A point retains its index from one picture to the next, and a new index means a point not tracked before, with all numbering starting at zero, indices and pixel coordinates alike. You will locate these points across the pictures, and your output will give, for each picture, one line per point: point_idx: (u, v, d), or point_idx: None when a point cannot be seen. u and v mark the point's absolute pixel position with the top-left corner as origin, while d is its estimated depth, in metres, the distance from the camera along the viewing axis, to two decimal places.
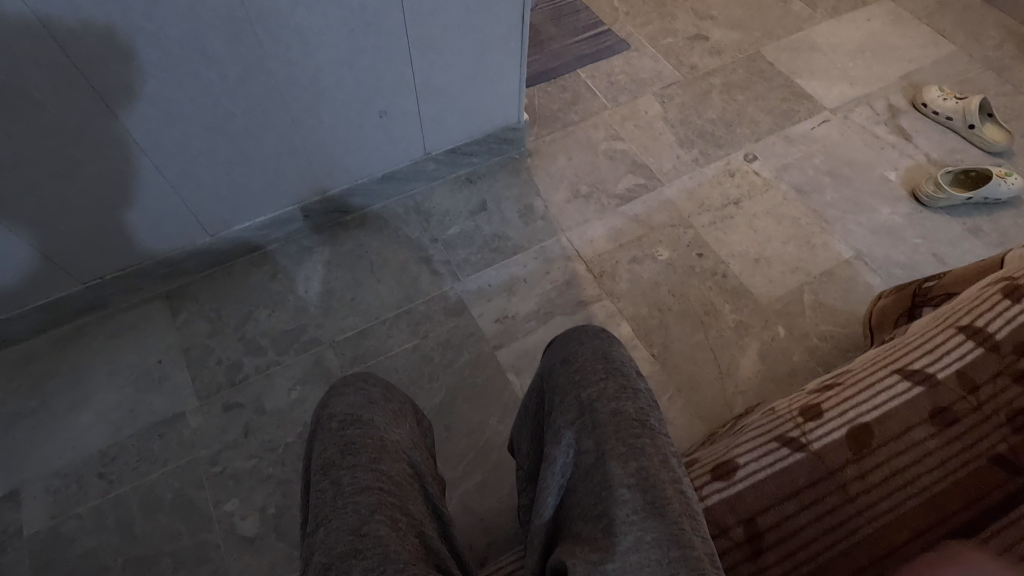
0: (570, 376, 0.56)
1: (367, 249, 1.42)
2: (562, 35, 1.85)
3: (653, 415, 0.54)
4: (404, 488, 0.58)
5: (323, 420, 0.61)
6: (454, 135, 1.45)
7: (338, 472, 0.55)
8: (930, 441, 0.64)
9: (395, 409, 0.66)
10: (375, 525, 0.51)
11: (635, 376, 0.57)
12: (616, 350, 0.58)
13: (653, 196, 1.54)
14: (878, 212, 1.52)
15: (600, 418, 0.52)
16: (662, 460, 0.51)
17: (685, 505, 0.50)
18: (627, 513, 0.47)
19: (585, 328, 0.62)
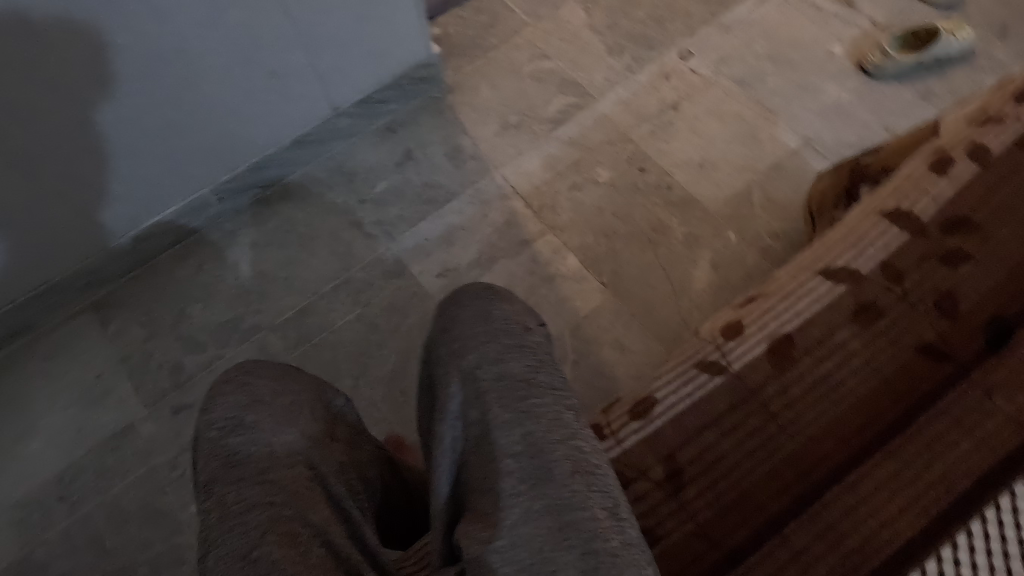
0: (449, 342, 0.52)
1: (294, 222, 1.34)
2: None
3: (544, 371, 0.52)
4: (304, 496, 0.55)
5: (203, 430, 0.58)
6: (361, 83, 1.33)
7: (223, 490, 0.54)
8: (854, 341, 0.62)
9: (288, 400, 0.61)
10: (267, 547, 0.50)
11: (522, 330, 0.53)
12: (503, 306, 0.54)
13: (587, 114, 1.44)
14: (825, 91, 1.43)
15: (483, 386, 0.49)
16: (553, 421, 0.49)
17: (580, 463, 0.48)
18: (513, 484, 0.46)
19: (471, 285, 0.57)
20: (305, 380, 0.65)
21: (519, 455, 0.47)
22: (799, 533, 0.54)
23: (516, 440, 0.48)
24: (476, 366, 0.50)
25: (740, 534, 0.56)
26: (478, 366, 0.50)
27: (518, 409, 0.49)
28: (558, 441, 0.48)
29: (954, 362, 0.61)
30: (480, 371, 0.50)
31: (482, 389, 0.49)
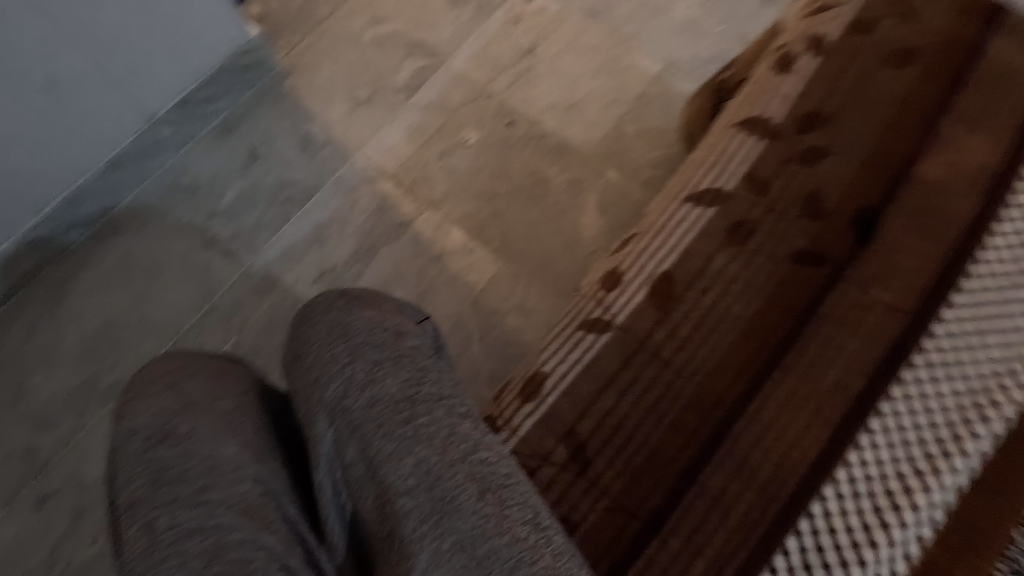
0: (306, 373, 0.56)
1: (136, 255, 1.16)
2: None
3: (426, 384, 0.56)
4: (254, 513, 0.53)
5: (130, 443, 0.56)
6: (173, 83, 1.14)
7: (150, 512, 0.52)
8: (731, 266, 0.61)
9: (226, 411, 0.59)
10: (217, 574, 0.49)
11: (393, 340, 0.57)
12: (362, 316, 0.58)
13: (440, 75, 1.32)
14: (675, 10, 1.39)
15: (354, 420, 0.53)
16: (443, 438, 0.53)
17: (479, 480, 0.52)
18: (415, 526, 0.50)
19: (320, 298, 0.61)
20: (245, 380, 0.63)
21: (412, 489, 0.51)
22: (713, 477, 0.54)
23: (407, 474, 0.51)
24: (342, 397, 0.54)
25: (656, 496, 0.55)
26: (345, 397, 0.54)
27: (400, 438, 0.53)
28: (457, 456, 0.53)
29: (831, 264, 0.60)
30: (348, 401, 0.54)
31: (356, 423, 0.53)
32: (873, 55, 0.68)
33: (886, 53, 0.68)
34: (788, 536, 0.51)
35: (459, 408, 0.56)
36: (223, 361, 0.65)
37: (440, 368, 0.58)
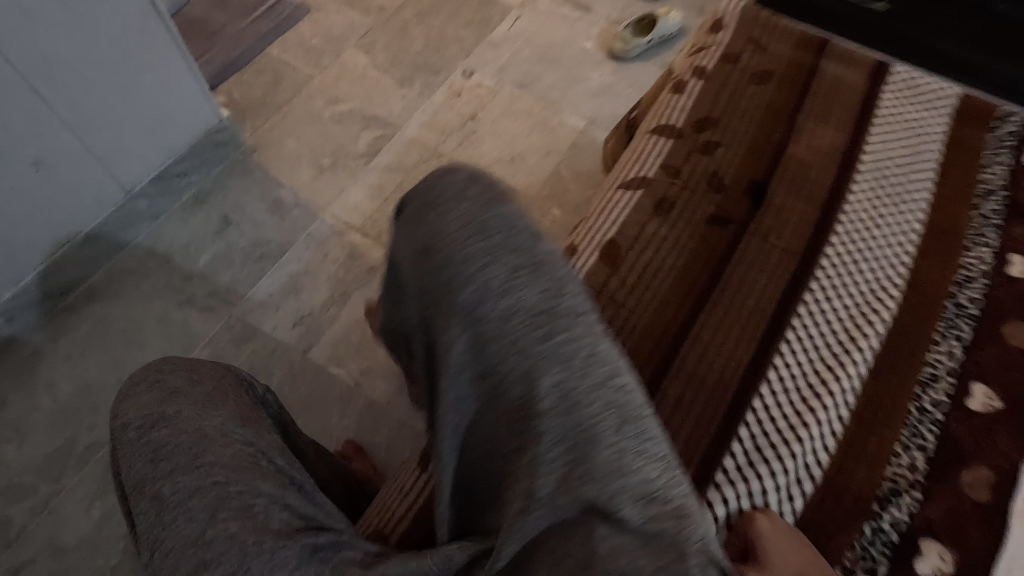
0: (441, 273, 0.55)
1: (112, 320, 1.20)
2: (232, 19, 1.67)
3: (564, 297, 0.56)
4: (248, 469, 0.53)
5: (120, 439, 0.56)
6: (149, 158, 1.23)
7: (155, 486, 0.52)
8: (660, 229, 0.76)
9: (207, 391, 0.59)
10: (224, 526, 0.49)
11: (527, 247, 0.57)
12: (499, 212, 0.57)
13: (395, 141, 1.49)
14: (591, 78, 1.65)
15: (487, 329, 0.54)
16: (583, 355, 0.54)
17: (618, 400, 0.53)
18: (550, 435, 0.52)
19: (446, 179, 0.60)
20: (220, 368, 0.64)
21: (549, 398, 0.52)
22: (672, 388, 0.66)
23: (546, 384, 0.53)
24: (479, 302, 0.54)
25: None
26: (481, 302, 0.54)
27: (539, 350, 0.53)
28: (597, 379, 0.53)
29: (736, 223, 0.76)
30: (484, 306, 0.54)
31: (491, 329, 0.54)
32: (742, 76, 0.89)
33: (754, 73, 0.89)
34: (739, 428, 0.63)
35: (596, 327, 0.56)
36: (199, 358, 0.65)
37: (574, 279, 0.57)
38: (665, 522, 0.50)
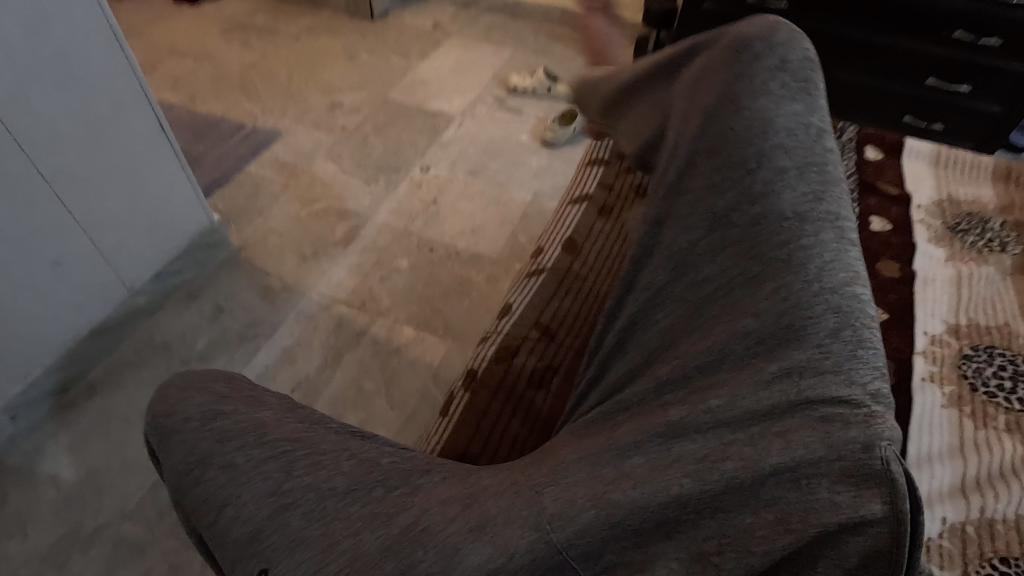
0: (716, 169, 0.65)
1: (114, 408, 1.25)
2: (212, 146, 1.90)
3: (822, 205, 0.58)
4: (308, 436, 0.57)
5: (174, 432, 0.58)
6: (150, 259, 1.36)
7: (226, 458, 0.54)
8: (604, 224, 0.90)
9: (254, 391, 0.63)
10: (296, 479, 0.53)
11: (792, 158, 0.61)
12: (791, 109, 0.65)
13: (368, 227, 1.69)
14: (530, 162, 1.94)
15: (732, 227, 0.60)
16: (820, 265, 0.52)
17: (846, 322, 0.49)
18: (753, 345, 0.51)
19: (761, 77, 0.68)
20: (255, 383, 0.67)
21: (766, 305, 0.52)
22: None
23: (767, 296, 0.52)
24: (739, 200, 0.61)
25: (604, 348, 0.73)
26: (741, 201, 0.60)
27: (765, 260, 0.55)
28: (840, 271, 0.52)
29: None
30: (743, 204, 0.60)
31: (728, 229, 0.61)
32: None
33: None
34: None
35: (851, 232, 0.57)
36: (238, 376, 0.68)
37: (842, 191, 0.60)
38: (848, 421, 0.43)
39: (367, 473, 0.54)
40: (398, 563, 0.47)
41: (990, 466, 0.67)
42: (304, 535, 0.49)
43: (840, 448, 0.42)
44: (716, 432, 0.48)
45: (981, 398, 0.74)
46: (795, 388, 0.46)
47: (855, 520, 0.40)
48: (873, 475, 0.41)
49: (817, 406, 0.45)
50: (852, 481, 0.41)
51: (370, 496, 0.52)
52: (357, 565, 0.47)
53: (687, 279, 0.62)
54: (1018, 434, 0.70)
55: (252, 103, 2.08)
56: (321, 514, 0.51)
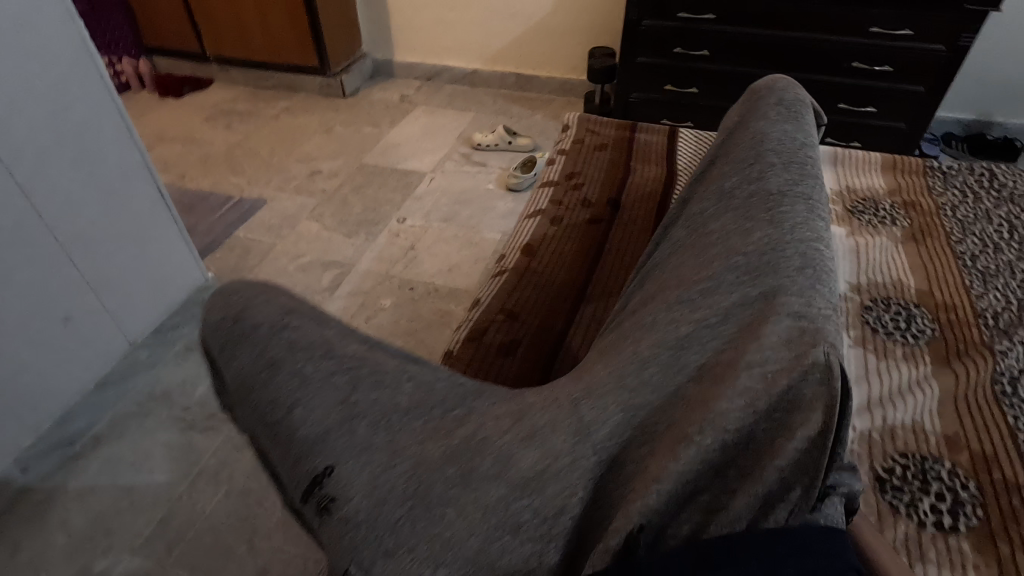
0: (722, 165, 0.84)
1: (120, 455, 1.31)
2: (202, 216, 2.04)
3: (799, 187, 0.74)
4: (370, 358, 0.64)
5: (241, 334, 0.65)
6: (150, 314, 1.46)
7: (296, 366, 0.61)
8: (556, 232, 1.06)
9: (312, 308, 0.70)
10: (360, 394, 0.60)
11: (781, 159, 0.79)
12: (783, 125, 0.88)
13: (353, 275, 1.82)
14: (498, 206, 2.12)
15: (726, 198, 0.76)
16: (793, 223, 0.68)
17: (809, 266, 0.63)
18: (739, 276, 0.64)
19: (767, 113, 0.91)
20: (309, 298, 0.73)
21: (751, 249, 0.66)
22: (587, 314, 0.90)
23: (750, 243, 0.67)
24: (737, 179, 0.78)
25: (556, 330, 0.87)
26: (739, 179, 0.78)
27: (752, 217, 0.70)
28: (811, 232, 0.68)
29: (604, 221, 1.09)
30: (741, 180, 0.78)
31: (728, 195, 0.76)
32: (587, 147, 1.29)
33: (596, 144, 1.29)
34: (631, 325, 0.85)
35: (821, 210, 0.73)
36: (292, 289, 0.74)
37: (818, 181, 0.78)
38: (807, 333, 0.56)
39: (427, 397, 0.62)
40: (460, 467, 0.57)
41: (892, 385, 0.81)
42: (369, 442, 0.58)
43: (806, 358, 0.54)
44: (712, 345, 0.61)
45: (881, 337, 0.88)
46: (767, 310, 0.60)
47: (803, 389, 0.53)
48: (817, 365, 0.53)
49: (794, 314, 0.58)
50: (802, 370, 0.53)
51: (432, 416, 0.61)
52: (422, 467, 0.57)
53: (695, 231, 0.76)
54: (912, 361, 0.84)
55: (237, 177, 2.25)
56: (385, 425, 0.59)
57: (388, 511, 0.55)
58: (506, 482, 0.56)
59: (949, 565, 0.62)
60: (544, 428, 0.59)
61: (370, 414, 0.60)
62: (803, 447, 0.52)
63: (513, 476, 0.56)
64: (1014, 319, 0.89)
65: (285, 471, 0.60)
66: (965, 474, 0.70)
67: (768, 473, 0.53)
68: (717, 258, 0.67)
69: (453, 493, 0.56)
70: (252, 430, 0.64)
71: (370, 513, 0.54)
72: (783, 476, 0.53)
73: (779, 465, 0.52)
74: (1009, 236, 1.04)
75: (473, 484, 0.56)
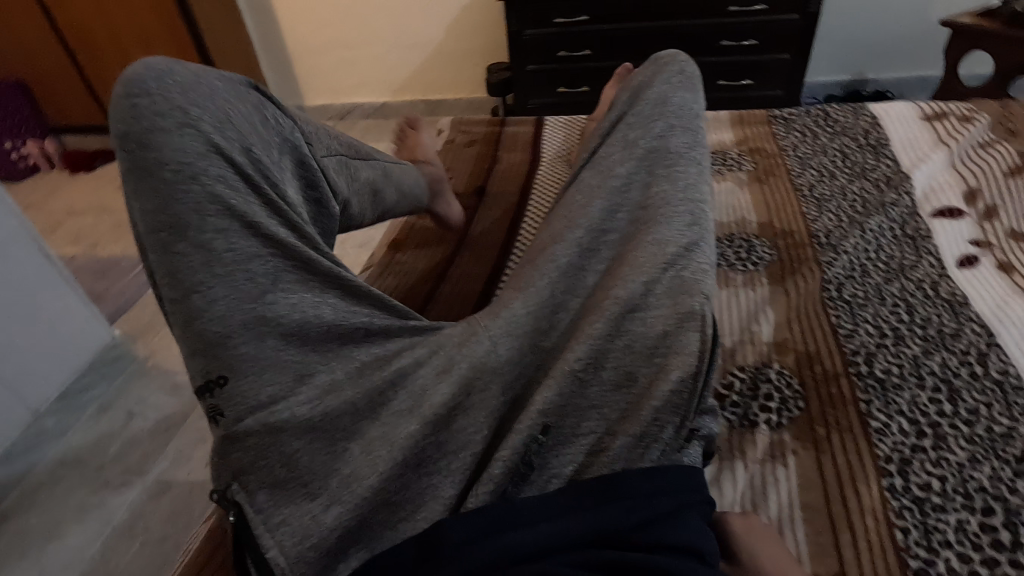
0: (642, 115, 0.94)
1: (30, 525, 1.26)
2: (115, 279, 2.01)
3: (693, 149, 0.89)
4: (293, 255, 0.67)
5: (148, 160, 0.62)
6: (53, 378, 1.44)
7: (209, 238, 0.63)
8: (424, 225, 1.11)
9: (248, 146, 0.67)
10: (276, 294, 0.65)
11: (675, 125, 0.92)
12: (682, 95, 0.99)
13: None
14: None
15: (623, 151, 0.89)
16: (679, 178, 0.83)
17: (694, 212, 0.79)
18: (616, 221, 0.81)
19: (670, 77, 1.01)
20: (239, 112, 0.69)
21: (636, 202, 0.83)
22: (446, 291, 0.94)
23: (630, 195, 0.83)
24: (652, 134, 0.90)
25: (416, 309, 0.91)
26: (653, 134, 0.90)
27: (654, 172, 0.85)
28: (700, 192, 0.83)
29: (472, 206, 1.14)
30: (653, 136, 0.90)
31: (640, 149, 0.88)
32: (459, 144, 1.34)
33: (466, 140, 1.35)
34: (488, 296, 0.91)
35: (704, 168, 0.87)
36: (240, 99, 0.71)
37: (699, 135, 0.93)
38: (687, 281, 0.70)
39: (349, 318, 0.69)
40: (371, 402, 0.65)
41: (742, 307, 0.85)
42: (273, 358, 0.64)
43: (688, 306, 0.67)
44: (598, 275, 0.77)
45: (723, 268, 0.93)
46: (661, 259, 0.73)
47: (673, 335, 0.67)
48: (693, 316, 0.66)
49: (676, 259, 0.72)
50: (683, 322, 0.67)
51: (350, 335, 0.69)
52: (336, 405, 0.63)
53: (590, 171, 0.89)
54: (750, 285, 0.89)
55: None
56: (296, 340, 0.66)
57: (287, 439, 0.62)
58: (417, 420, 0.63)
59: (769, 454, 0.67)
60: (462, 361, 0.66)
61: (285, 323, 0.65)
62: (675, 387, 0.63)
63: (426, 414, 0.63)
64: (841, 234, 0.95)
65: (182, 343, 0.64)
66: (791, 373, 0.74)
67: (646, 409, 0.64)
68: (620, 201, 0.83)
69: (360, 425, 0.64)
70: (152, 271, 0.66)
71: (264, 440, 0.61)
72: (657, 414, 0.63)
73: (652, 405, 0.63)
74: (841, 164, 1.11)
75: (381, 417, 0.65)
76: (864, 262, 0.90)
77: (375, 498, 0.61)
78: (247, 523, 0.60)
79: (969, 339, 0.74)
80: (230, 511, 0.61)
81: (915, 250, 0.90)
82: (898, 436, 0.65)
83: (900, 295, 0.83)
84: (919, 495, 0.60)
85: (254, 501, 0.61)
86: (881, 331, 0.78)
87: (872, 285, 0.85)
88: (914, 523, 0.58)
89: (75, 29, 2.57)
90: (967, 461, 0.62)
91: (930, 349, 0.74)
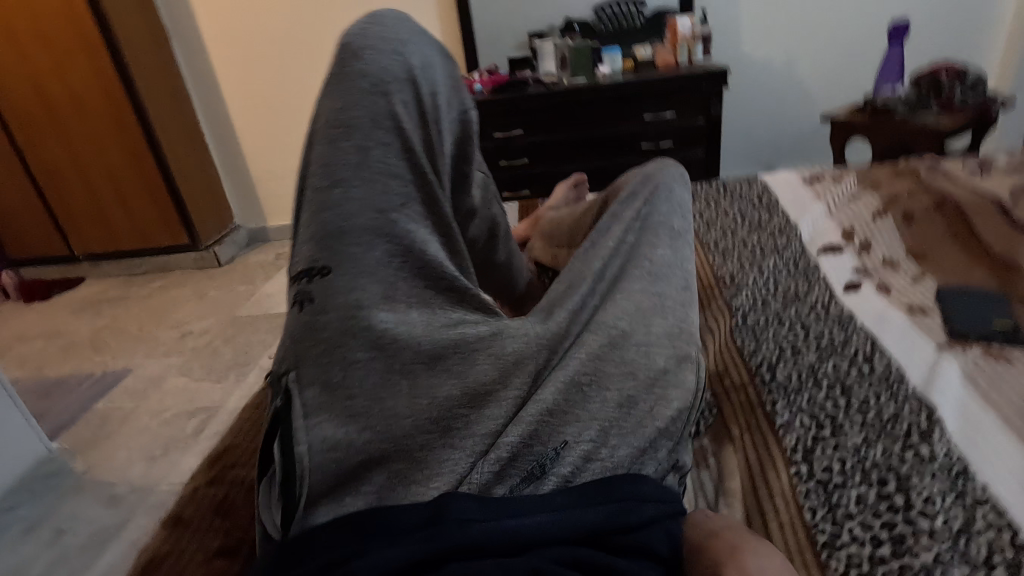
0: (649, 199, 0.82)
1: None
2: (60, 398, 1.96)
3: (681, 236, 0.80)
4: (426, 200, 0.55)
5: (350, 68, 0.53)
6: None
7: (369, 142, 0.52)
8: None
9: (434, 94, 0.59)
10: (402, 230, 0.52)
11: (672, 219, 0.81)
12: (681, 192, 0.86)
13: (219, 414, 1.73)
14: None
15: (647, 211, 0.80)
16: (671, 250, 0.76)
17: (683, 292, 0.72)
18: (640, 260, 0.74)
19: (670, 173, 0.87)
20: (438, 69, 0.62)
21: (656, 258, 0.74)
22: None
23: (657, 250, 0.75)
24: (655, 212, 0.81)
25: None
26: (656, 212, 0.81)
27: (644, 241, 0.77)
28: (691, 264, 0.77)
29: None
30: (654, 213, 0.80)
31: (647, 219, 0.79)
32: None
33: None
34: None
35: (683, 242, 0.79)
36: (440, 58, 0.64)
37: (681, 223, 0.81)
38: (674, 344, 0.66)
39: (446, 264, 0.56)
40: (433, 356, 0.54)
41: None
42: (376, 279, 0.51)
43: (684, 351, 0.65)
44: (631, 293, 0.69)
45: None
46: (662, 318, 0.68)
47: (668, 371, 0.63)
48: (678, 383, 0.63)
49: (671, 314, 0.69)
50: (677, 361, 0.64)
51: (445, 303, 0.56)
52: (409, 340, 0.52)
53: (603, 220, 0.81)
54: None
55: (104, 354, 2.22)
56: (402, 266, 0.53)
57: (353, 347, 0.50)
58: (461, 384, 0.55)
59: (695, 460, 0.73)
60: (511, 337, 0.58)
61: (397, 243, 0.52)
62: (673, 416, 0.61)
63: (470, 382, 0.55)
64: (742, 275, 1.05)
65: (303, 223, 0.52)
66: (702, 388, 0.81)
67: (649, 428, 0.60)
68: (620, 251, 0.74)
69: (416, 368, 0.53)
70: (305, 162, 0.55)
71: (339, 334, 0.50)
72: (655, 438, 0.60)
73: (655, 425, 0.60)
74: (740, 221, 1.25)
75: (434, 371, 0.54)
76: (763, 294, 0.99)
77: (399, 441, 0.52)
78: (288, 414, 0.50)
79: (856, 343, 0.82)
80: (277, 396, 0.51)
81: (808, 280, 1.00)
82: (801, 430, 0.69)
83: (794, 317, 0.91)
84: (822, 477, 0.63)
85: (304, 397, 0.49)
86: (780, 346, 0.84)
87: (772, 311, 0.93)
88: (819, 502, 0.61)
89: (42, 162, 2.70)
90: (861, 443, 0.66)
91: (823, 355, 0.81)
